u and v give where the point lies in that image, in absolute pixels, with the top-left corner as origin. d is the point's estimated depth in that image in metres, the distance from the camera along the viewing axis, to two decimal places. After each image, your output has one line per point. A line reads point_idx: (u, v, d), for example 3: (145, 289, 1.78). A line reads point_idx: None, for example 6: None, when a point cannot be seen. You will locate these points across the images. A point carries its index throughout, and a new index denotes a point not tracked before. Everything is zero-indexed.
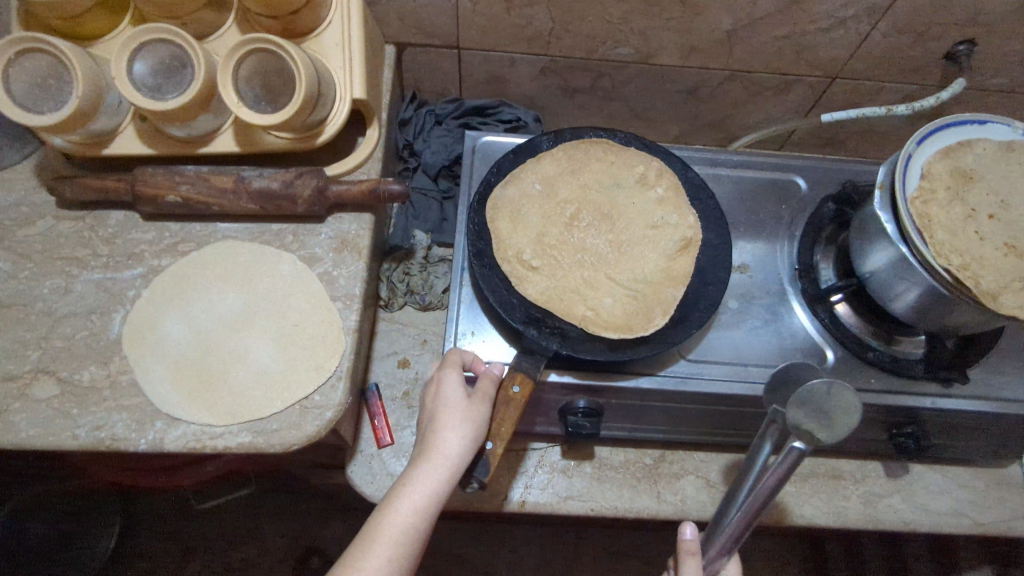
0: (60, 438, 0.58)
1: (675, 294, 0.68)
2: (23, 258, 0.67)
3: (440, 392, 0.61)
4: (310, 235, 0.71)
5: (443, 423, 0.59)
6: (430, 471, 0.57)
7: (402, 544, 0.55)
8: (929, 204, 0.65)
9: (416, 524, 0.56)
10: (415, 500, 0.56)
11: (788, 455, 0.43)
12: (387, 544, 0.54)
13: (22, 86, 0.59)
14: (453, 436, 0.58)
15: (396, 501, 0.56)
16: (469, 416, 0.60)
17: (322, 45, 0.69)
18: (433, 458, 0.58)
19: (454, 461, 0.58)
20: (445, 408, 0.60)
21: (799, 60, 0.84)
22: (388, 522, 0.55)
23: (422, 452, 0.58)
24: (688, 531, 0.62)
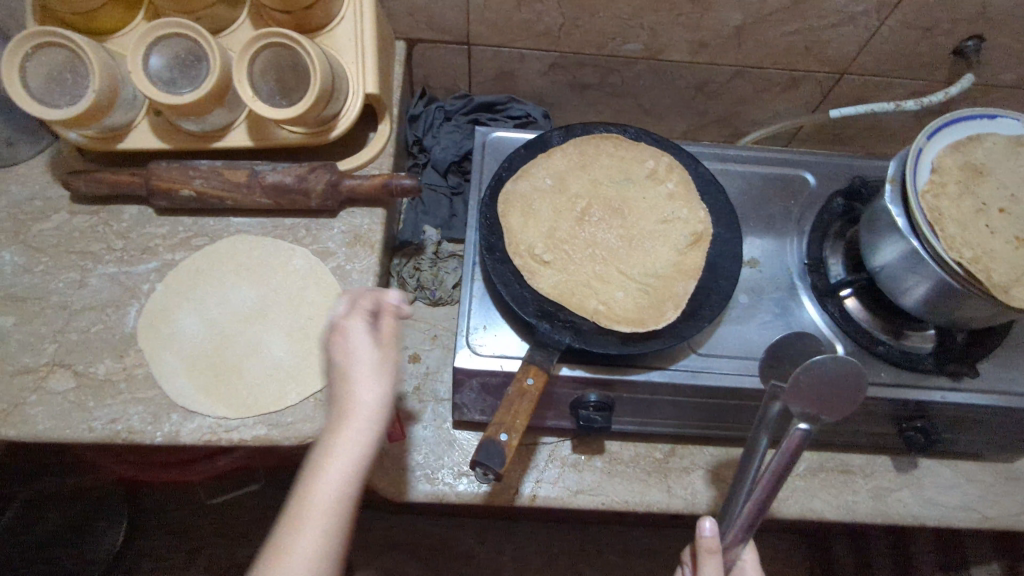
0: (76, 430, 0.59)
1: (686, 288, 0.69)
2: (38, 252, 0.67)
3: (345, 348, 0.52)
4: (323, 230, 0.71)
5: (353, 380, 0.50)
6: (350, 438, 0.48)
7: (329, 532, 0.45)
8: (940, 199, 0.65)
9: (342, 505, 0.46)
10: (337, 475, 0.46)
11: (789, 442, 0.50)
12: (310, 537, 0.44)
13: (39, 79, 0.60)
14: (365, 394, 0.50)
15: (313, 483, 0.46)
16: (385, 369, 0.51)
17: (334, 40, 0.69)
18: (349, 423, 0.49)
19: (373, 422, 0.49)
20: (354, 362, 0.51)
21: (808, 56, 0.84)
22: (307, 508, 0.45)
23: (332, 418, 0.49)
24: (704, 528, 0.62)
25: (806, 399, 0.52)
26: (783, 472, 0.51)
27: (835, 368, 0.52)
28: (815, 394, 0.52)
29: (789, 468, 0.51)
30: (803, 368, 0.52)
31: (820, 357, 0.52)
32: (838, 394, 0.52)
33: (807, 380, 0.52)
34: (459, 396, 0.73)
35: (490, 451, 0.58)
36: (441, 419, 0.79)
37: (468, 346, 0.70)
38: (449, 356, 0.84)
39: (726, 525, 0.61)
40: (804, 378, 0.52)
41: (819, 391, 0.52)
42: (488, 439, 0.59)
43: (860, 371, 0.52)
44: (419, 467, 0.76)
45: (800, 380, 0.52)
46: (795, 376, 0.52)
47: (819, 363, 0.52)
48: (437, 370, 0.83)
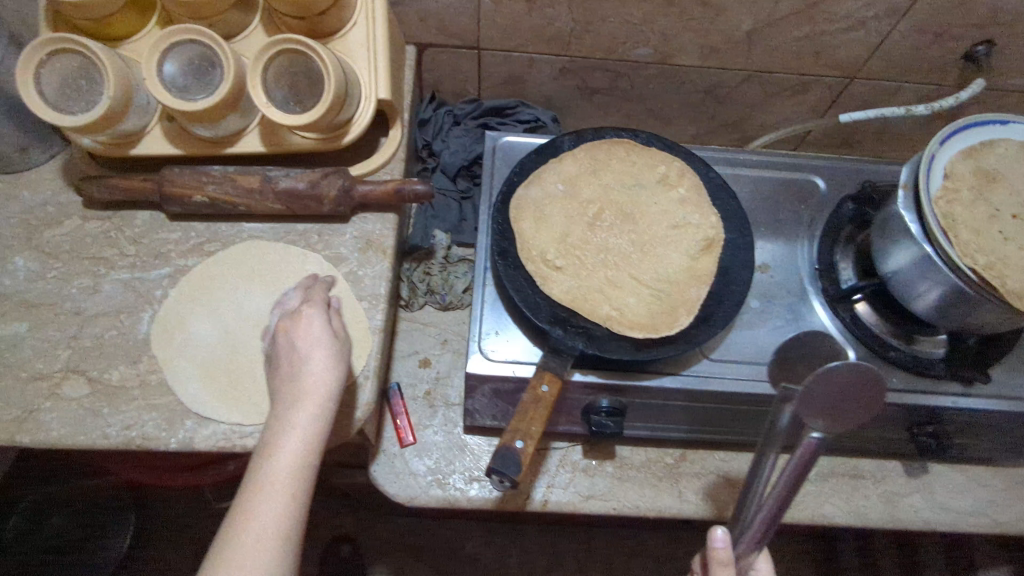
0: (91, 437, 0.59)
1: (699, 294, 0.69)
2: (51, 258, 0.67)
3: (297, 332, 0.60)
4: (335, 235, 0.71)
5: (313, 360, 0.57)
6: (306, 402, 0.55)
7: (293, 483, 0.52)
8: (953, 204, 0.66)
9: (305, 459, 0.53)
10: (297, 434, 0.53)
11: (802, 448, 0.51)
12: (278, 486, 0.51)
13: (54, 86, 0.60)
14: (325, 371, 0.57)
15: (276, 447, 0.53)
16: (334, 346, 0.59)
17: (347, 46, 0.69)
18: (307, 397, 0.55)
19: (329, 389, 0.56)
20: (314, 345, 0.59)
21: (818, 61, 0.84)
22: (273, 463, 0.52)
23: (293, 391, 0.56)
24: (716, 539, 0.59)
25: (818, 408, 0.51)
26: (797, 478, 0.51)
27: (851, 374, 0.51)
28: (829, 402, 0.51)
29: (802, 474, 0.51)
30: (815, 376, 0.51)
31: (834, 364, 0.51)
32: (855, 401, 0.51)
33: (820, 389, 0.52)
34: (471, 402, 0.73)
35: (506, 458, 0.58)
36: (453, 424, 0.79)
37: (481, 351, 0.70)
38: (459, 360, 0.84)
39: (739, 533, 0.61)
40: (817, 384, 0.51)
41: (832, 398, 0.51)
42: (504, 447, 0.59)
43: (877, 376, 0.51)
44: (430, 472, 0.76)
45: (811, 389, 0.52)
46: (807, 384, 0.52)
47: (832, 371, 0.51)
48: (448, 375, 0.83)
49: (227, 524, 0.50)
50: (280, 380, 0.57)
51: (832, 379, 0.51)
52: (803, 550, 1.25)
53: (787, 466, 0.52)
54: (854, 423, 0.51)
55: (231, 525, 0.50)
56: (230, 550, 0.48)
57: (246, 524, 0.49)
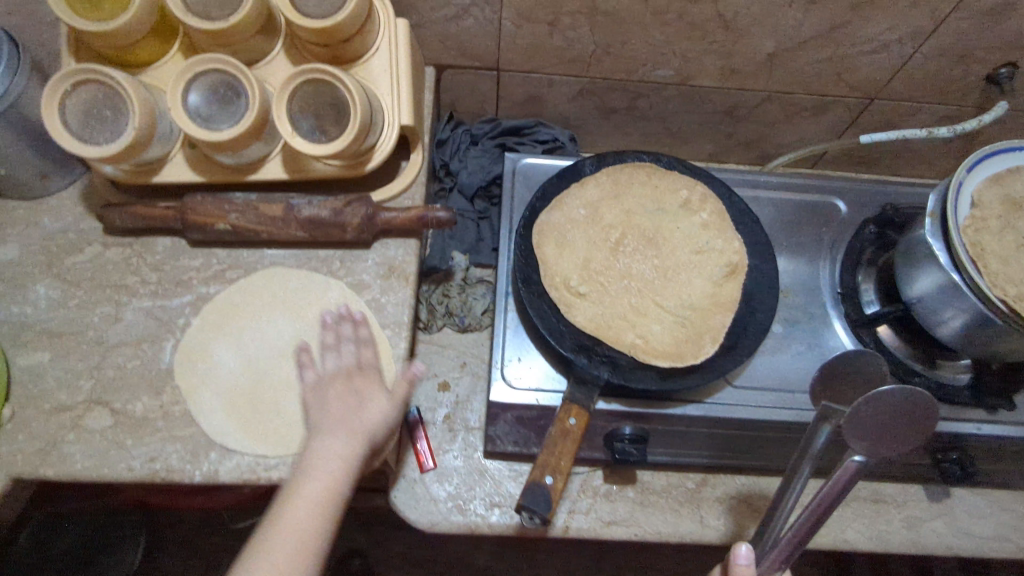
0: (115, 470, 0.59)
1: (723, 321, 0.68)
2: (73, 286, 0.67)
3: (355, 378, 0.62)
4: (357, 262, 0.70)
5: (361, 403, 0.60)
6: (348, 438, 0.57)
7: (324, 509, 0.54)
8: (981, 233, 0.65)
9: (338, 488, 0.55)
10: (335, 464, 0.56)
11: (844, 469, 0.51)
12: (309, 508, 0.54)
13: (78, 116, 0.59)
14: (370, 412, 0.59)
15: (310, 470, 0.56)
16: (387, 398, 0.61)
17: (370, 71, 0.68)
18: (346, 431, 0.58)
19: (373, 432, 0.59)
20: (364, 387, 0.61)
21: (839, 82, 0.83)
22: (308, 486, 0.55)
23: (335, 423, 0.58)
24: (739, 555, 0.59)
25: (865, 430, 0.51)
26: (830, 500, 0.52)
27: (902, 399, 0.51)
28: (876, 426, 0.51)
29: (836, 498, 0.52)
30: (867, 397, 0.51)
31: (888, 388, 0.51)
32: (903, 427, 0.52)
33: (869, 411, 0.51)
34: (491, 429, 0.71)
35: (536, 495, 0.58)
36: (472, 448, 0.78)
37: (504, 379, 0.70)
38: (478, 383, 0.84)
39: (761, 549, 0.61)
40: (868, 406, 0.51)
41: (880, 422, 0.51)
42: (533, 483, 0.59)
43: (930, 403, 0.50)
44: (450, 499, 0.75)
45: (860, 411, 0.51)
46: (858, 405, 0.51)
47: (885, 395, 0.51)
48: (467, 399, 0.82)
49: (262, 531, 0.53)
50: (328, 413, 0.59)
51: (884, 404, 0.51)
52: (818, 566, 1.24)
53: (824, 486, 0.52)
54: (897, 449, 0.52)
55: (262, 532, 0.53)
56: (258, 555, 0.52)
57: (276, 534, 0.52)
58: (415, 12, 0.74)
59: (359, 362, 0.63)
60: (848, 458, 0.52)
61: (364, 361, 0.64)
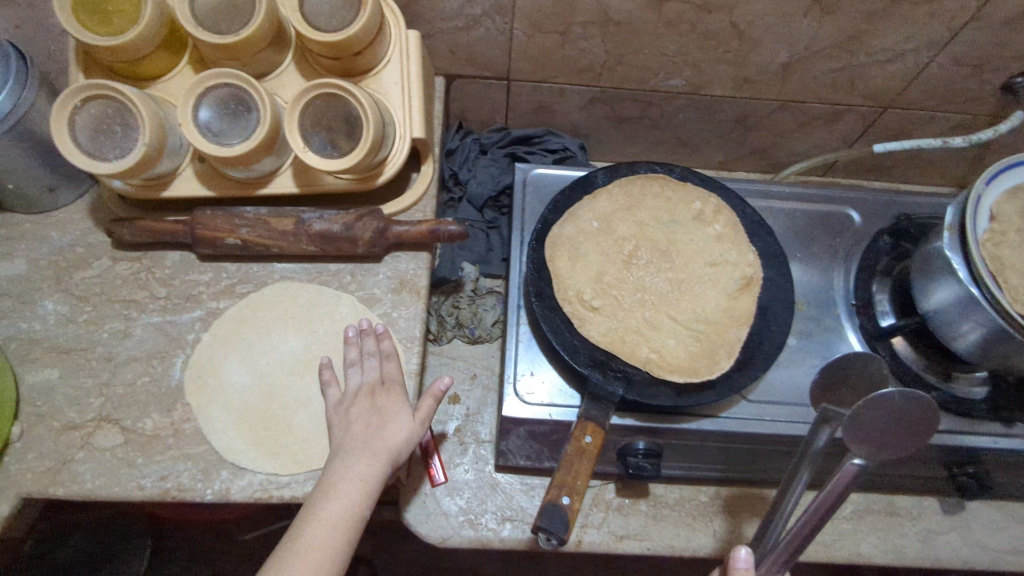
0: (126, 488, 0.58)
1: (739, 335, 0.68)
2: (82, 301, 0.67)
3: (378, 396, 0.61)
4: (368, 275, 0.70)
5: (385, 422, 0.59)
6: (371, 459, 0.57)
7: (345, 530, 0.53)
8: (1001, 247, 0.64)
9: (360, 509, 0.54)
10: (358, 485, 0.55)
11: (842, 474, 0.48)
12: (330, 528, 0.53)
13: (88, 132, 0.59)
14: (394, 432, 0.59)
15: (332, 489, 0.55)
16: (409, 416, 0.60)
17: (381, 83, 0.67)
18: (370, 451, 0.57)
19: (397, 453, 0.58)
20: (387, 406, 0.60)
21: (853, 91, 0.83)
22: (330, 506, 0.54)
23: (359, 443, 0.58)
24: (739, 559, 0.59)
25: (866, 435, 0.49)
26: (829, 506, 0.50)
27: (903, 402, 0.48)
28: (877, 431, 0.48)
29: (835, 504, 0.49)
30: (867, 401, 0.48)
31: (888, 390, 0.48)
32: (906, 430, 0.49)
33: (871, 414, 0.48)
34: (505, 443, 0.72)
35: (553, 516, 0.58)
36: (484, 462, 0.78)
37: (516, 394, 0.69)
38: (489, 396, 0.83)
39: (761, 551, 0.59)
40: (868, 408, 0.48)
41: (881, 426, 0.49)
42: (550, 504, 0.58)
43: (933, 407, 0.48)
44: (461, 514, 0.74)
45: (860, 416, 0.48)
46: (857, 408, 0.48)
47: (885, 398, 0.48)
48: (477, 411, 0.82)
49: (281, 548, 0.52)
50: (352, 432, 0.59)
51: (884, 407, 0.48)
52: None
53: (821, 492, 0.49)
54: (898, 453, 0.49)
55: (283, 552, 0.52)
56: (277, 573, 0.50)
57: (295, 553, 0.51)
58: (425, 22, 0.74)
59: (381, 377, 0.63)
60: (847, 461, 0.49)
61: (386, 376, 0.63)
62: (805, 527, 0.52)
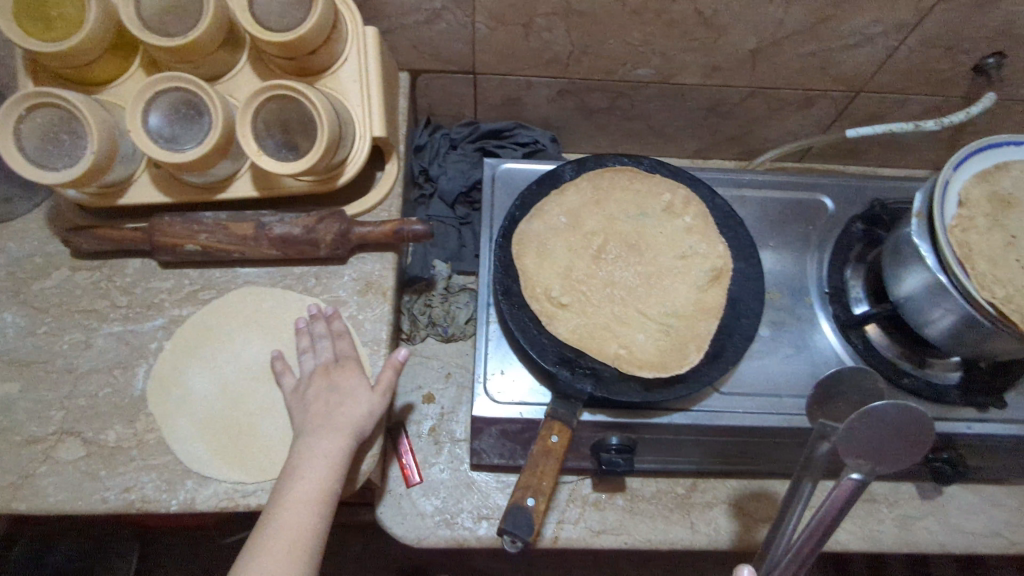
0: (89, 501, 0.58)
1: (709, 328, 0.67)
2: (41, 312, 0.66)
3: (332, 373, 0.61)
4: (332, 278, 0.69)
5: (343, 401, 0.59)
6: (333, 437, 0.57)
7: (315, 510, 0.54)
8: (968, 232, 0.64)
9: (328, 487, 0.55)
10: (322, 464, 0.56)
11: (841, 487, 0.46)
12: (300, 511, 0.53)
13: (35, 141, 0.58)
14: (352, 410, 0.59)
15: (297, 473, 0.55)
16: (367, 392, 0.61)
17: (338, 82, 0.66)
18: (330, 431, 0.57)
19: (358, 428, 0.58)
20: (342, 387, 0.60)
21: (824, 75, 0.81)
22: (296, 489, 0.54)
23: (318, 425, 0.58)
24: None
25: (861, 452, 0.47)
26: (831, 522, 0.47)
27: (896, 415, 0.46)
28: (872, 447, 0.46)
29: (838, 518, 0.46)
30: (858, 414, 0.46)
31: (880, 404, 0.47)
32: (903, 447, 0.47)
33: (865, 432, 0.47)
34: (478, 442, 0.71)
35: (517, 517, 0.58)
36: (459, 461, 0.77)
37: (486, 393, 0.68)
38: (463, 394, 0.83)
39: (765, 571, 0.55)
40: (860, 424, 0.47)
41: (878, 440, 0.46)
42: (515, 505, 0.58)
43: (927, 421, 0.46)
44: (437, 515, 0.73)
45: (851, 434, 0.47)
46: (848, 424, 0.47)
47: (877, 414, 0.46)
48: (452, 410, 0.82)
49: (252, 536, 0.53)
50: (311, 413, 0.59)
51: (877, 423, 0.46)
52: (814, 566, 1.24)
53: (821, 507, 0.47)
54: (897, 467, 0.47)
55: (253, 541, 0.52)
56: (249, 560, 0.51)
57: (266, 539, 0.52)
58: (385, 18, 0.72)
59: (335, 356, 0.63)
60: (845, 477, 0.47)
61: (340, 355, 0.63)
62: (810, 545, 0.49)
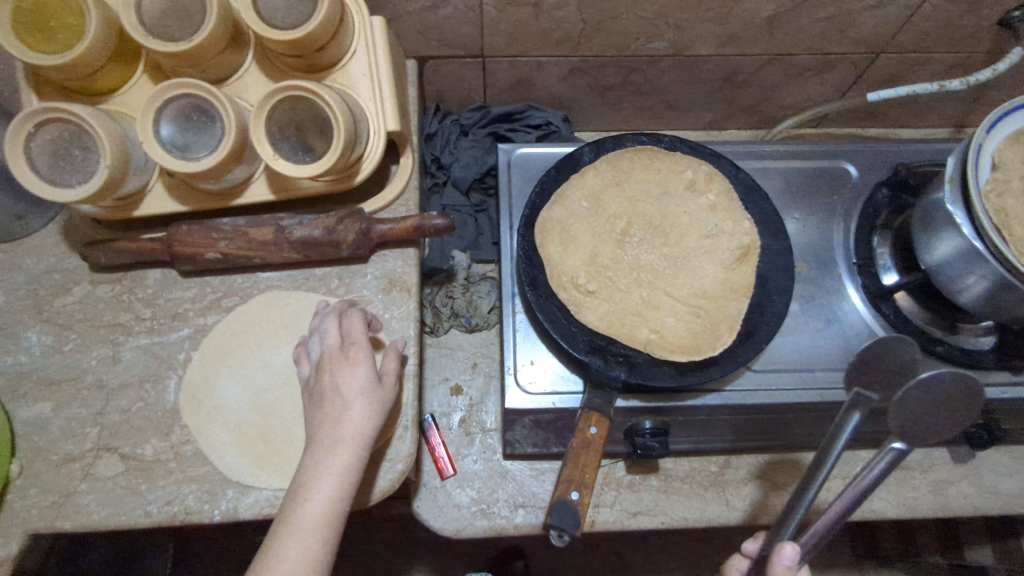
0: (132, 516, 0.58)
1: (739, 308, 0.66)
2: (65, 329, 0.65)
3: (337, 370, 0.58)
4: (356, 277, 0.68)
5: (347, 405, 0.56)
6: (341, 448, 0.55)
7: (324, 530, 0.52)
8: (1004, 197, 0.62)
9: (337, 506, 0.53)
10: (330, 481, 0.53)
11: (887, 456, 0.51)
12: (308, 533, 0.52)
13: (46, 158, 0.56)
14: (358, 416, 0.56)
15: (304, 490, 0.53)
16: (373, 391, 0.57)
17: (348, 77, 0.64)
18: (337, 443, 0.55)
19: (366, 435, 0.56)
20: (346, 387, 0.57)
21: (844, 39, 0.78)
22: (303, 509, 0.52)
23: (324, 434, 0.55)
24: (784, 556, 0.54)
25: (908, 420, 0.51)
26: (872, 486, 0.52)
27: (953, 383, 0.50)
28: (921, 415, 0.51)
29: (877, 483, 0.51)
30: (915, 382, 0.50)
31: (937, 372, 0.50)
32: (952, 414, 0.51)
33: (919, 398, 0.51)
34: (511, 433, 0.71)
35: (563, 512, 0.59)
36: (491, 451, 0.77)
37: (518, 385, 0.68)
38: (491, 384, 0.82)
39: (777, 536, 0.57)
40: (914, 395, 0.50)
41: (929, 409, 0.51)
42: (561, 500, 0.60)
43: (980, 391, 0.50)
44: (473, 506, 0.74)
45: (904, 399, 0.51)
46: (905, 393, 0.50)
47: (933, 381, 0.50)
48: (481, 400, 0.81)
49: (260, 556, 0.51)
50: (318, 416, 0.57)
51: (930, 394, 0.50)
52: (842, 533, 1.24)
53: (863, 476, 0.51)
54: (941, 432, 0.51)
55: (260, 565, 0.51)
56: None
57: (274, 563, 0.50)
58: (390, 5, 0.70)
59: (340, 341, 0.60)
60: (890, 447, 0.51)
61: (345, 341, 0.60)
62: (841, 509, 0.52)
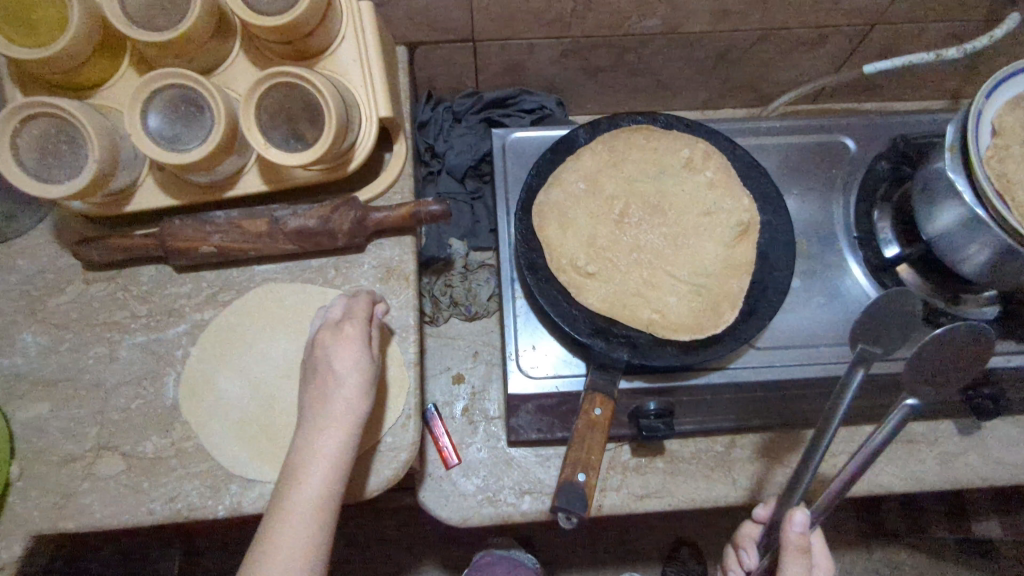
0: (136, 514, 0.58)
1: (741, 285, 0.66)
2: (60, 329, 0.64)
3: (330, 347, 0.57)
4: (352, 267, 0.67)
5: (339, 383, 0.55)
6: (334, 428, 0.54)
7: (319, 511, 0.52)
8: (1005, 162, 0.62)
9: (332, 489, 0.52)
10: (324, 464, 0.53)
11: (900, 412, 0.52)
12: (304, 514, 0.51)
13: (34, 155, 0.55)
14: (350, 394, 0.55)
15: (299, 472, 0.53)
16: (367, 370, 0.57)
17: (338, 63, 0.63)
18: (330, 421, 0.54)
19: (358, 414, 0.55)
20: (337, 364, 0.56)
21: (838, 11, 0.77)
22: (299, 490, 0.52)
23: (318, 412, 0.55)
24: (795, 523, 0.54)
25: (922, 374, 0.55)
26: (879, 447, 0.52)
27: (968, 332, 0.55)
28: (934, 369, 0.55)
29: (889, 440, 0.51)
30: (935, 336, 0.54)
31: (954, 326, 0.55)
32: (961, 368, 0.56)
33: (938, 352, 0.55)
34: (515, 419, 0.70)
35: (571, 494, 0.59)
36: (496, 438, 0.77)
37: (521, 370, 0.67)
38: (493, 371, 0.82)
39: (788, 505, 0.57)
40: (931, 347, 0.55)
41: (942, 363, 0.55)
42: (567, 482, 0.60)
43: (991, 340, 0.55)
44: (478, 493, 0.73)
45: (927, 349, 0.55)
46: (923, 347, 0.55)
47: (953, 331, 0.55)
48: (483, 389, 0.81)
49: (257, 539, 0.51)
50: (312, 395, 0.56)
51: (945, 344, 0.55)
52: (853, 516, 1.23)
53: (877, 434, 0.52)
54: (951, 385, 0.56)
55: (256, 549, 0.50)
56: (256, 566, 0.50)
57: (272, 546, 0.50)
58: None
59: (334, 319, 0.59)
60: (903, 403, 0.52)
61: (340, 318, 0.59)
62: (852, 469, 0.53)
